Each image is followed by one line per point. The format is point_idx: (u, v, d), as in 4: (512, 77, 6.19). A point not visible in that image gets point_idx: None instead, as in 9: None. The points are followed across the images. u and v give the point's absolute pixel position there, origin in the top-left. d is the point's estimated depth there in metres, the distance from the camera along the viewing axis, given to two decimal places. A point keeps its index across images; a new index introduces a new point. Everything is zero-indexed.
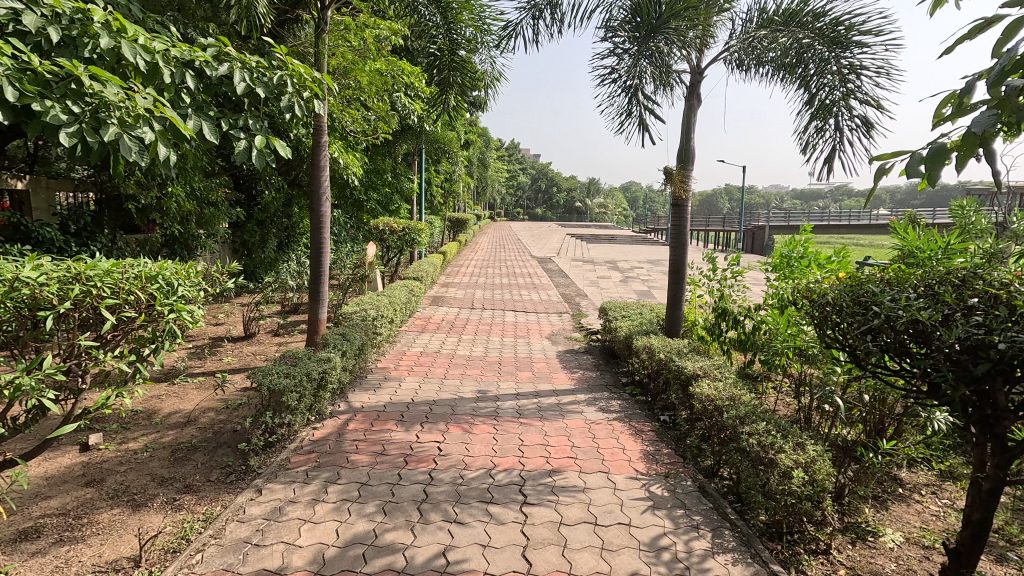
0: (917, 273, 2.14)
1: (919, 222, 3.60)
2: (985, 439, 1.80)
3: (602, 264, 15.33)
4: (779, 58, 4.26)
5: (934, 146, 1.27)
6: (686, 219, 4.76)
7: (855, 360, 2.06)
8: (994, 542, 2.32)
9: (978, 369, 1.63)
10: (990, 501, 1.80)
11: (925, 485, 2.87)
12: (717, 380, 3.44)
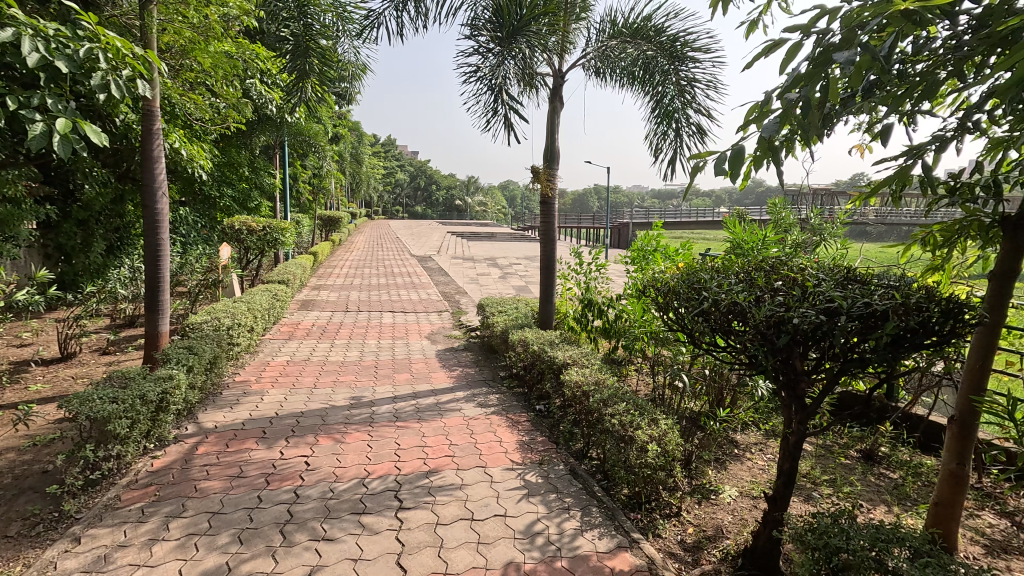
0: (738, 263, 2.46)
1: (745, 217, 4.15)
2: (790, 400, 2.12)
3: (482, 261, 15.53)
4: (629, 68, 4.66)
5: (735, 149, 1.51)
6: (554, 216, 5.00)
7: (692, 340, 2.32)
8: (802, 485, 2.77)
9: (781, 340, 1.91)
10: (795, 452, 2.13)
11: (754, 444, 3.34)
12: (584, 367, 3.65)
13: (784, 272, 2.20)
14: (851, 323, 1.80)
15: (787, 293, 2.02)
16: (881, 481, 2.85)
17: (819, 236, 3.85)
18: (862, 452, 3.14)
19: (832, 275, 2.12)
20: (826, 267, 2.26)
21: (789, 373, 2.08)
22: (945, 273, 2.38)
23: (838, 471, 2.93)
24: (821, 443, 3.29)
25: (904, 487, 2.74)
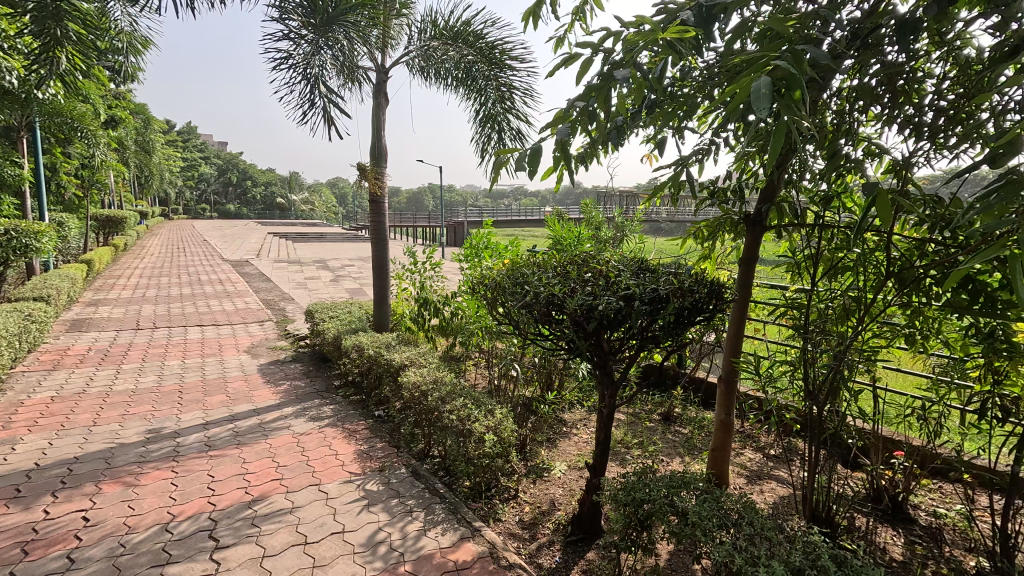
0: (556, 258, 2.69)
1: (563, 216, 4.52)
2: (603, 378, 2.43)
3: (310, 264, 14.39)
4: (452, 70, 4.76)
5: (534, 148, 1.68)
6: (384, 215, 4.87)
7: (518, 331, 2.48)
8: (618, 450, 3.17)
9: (591, 326, 2.16)
10: (607, 423, 2.45)
11: (579, 420, 3.70)
12: (422, 367, 3.64)
13: (593, 265, 2.49)
14: (643, 307, 2.13)
15: (594, 283, 2.29)
16: (676, 437, 3.40)
17: (622, 233, 4.40)
18: (662, 415, 3.70)
19: (629, 266, 2.45)
20: (625, 259, 2.61)
21: (599, 354, 2.37)
22: (712, 261, 2.91)
23: (645, 434, 3.41)
24: (632, 412, 3.79)
25: (692, 439, 3.30)
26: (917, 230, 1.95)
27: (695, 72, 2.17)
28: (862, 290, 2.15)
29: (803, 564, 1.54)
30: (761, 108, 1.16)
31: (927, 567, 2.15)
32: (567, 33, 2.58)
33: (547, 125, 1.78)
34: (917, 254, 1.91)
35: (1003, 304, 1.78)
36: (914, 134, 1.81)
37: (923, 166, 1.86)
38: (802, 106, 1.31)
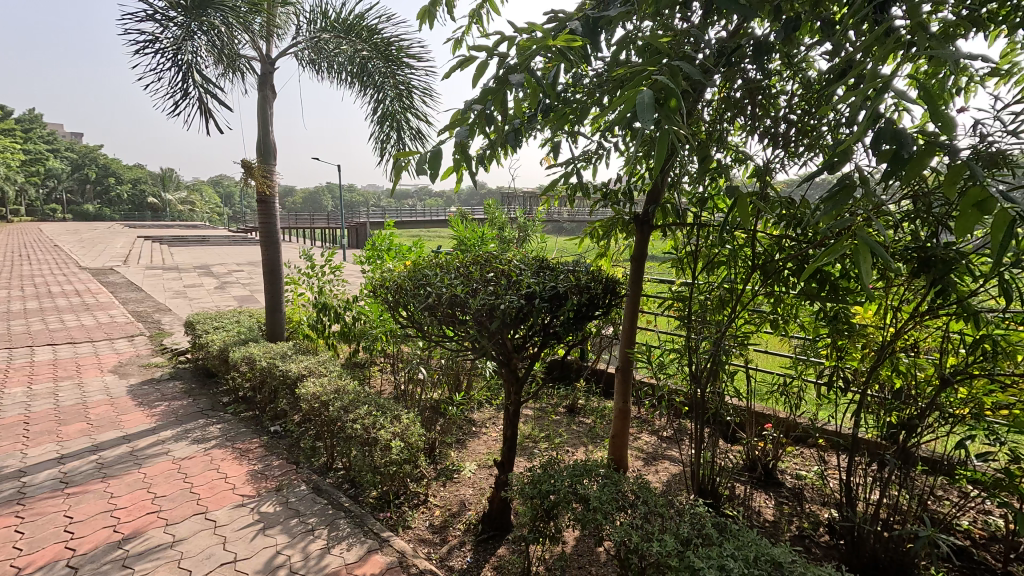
0: (459, 259, 2.69)
1: (467, 216, 4.51)
2: (508, 376, 2.47)
3: (190, 270, 13.02)
4: (346, 65, 4.58)
5: (434, 151, 1.66)
6: (275, 216, 4.55)
7: (421, 333, 2.44)
8: (526, 445, 3.25)
9: (494, 325, 2.19)
10: (514, 420, 2.50)
11: (488, 419, 3.74)
12: (322, 377, 3.45)
13: (495, 264, 2.52)
14: (543, 304, 2.21)
15: (497, 283, 2.31)
16: (580, 427, 3.56)
17: (524, 232, 4.49)
18: (567, 407, 3.86)
19: (530, 265, 2.51)
20: (526, 258, 2.67)
21: (504, 352, 2.41)
22: (608, 258, 3.08)
23: (551, 427, 3.52)
24: (538, 407, 3.89)
25: (595, 428, 3.48)
26: (776, 227, 2.21)
27: (587, 78, 2.28)
28: (734, 282, 2.39)
29: (690, 534, 1.69)
30: (644, 118, 1.24)
31: (792, 523, 2.46)
32: (463, 34, 2.59)
33: (446, 127, 1.79)
34: (777, 249, 2.16)
35: (843, 291, 2.07)
36: (772, 144, 2.05)
37: (779, 172, 2.11)
38: (678, 115, 1.43)
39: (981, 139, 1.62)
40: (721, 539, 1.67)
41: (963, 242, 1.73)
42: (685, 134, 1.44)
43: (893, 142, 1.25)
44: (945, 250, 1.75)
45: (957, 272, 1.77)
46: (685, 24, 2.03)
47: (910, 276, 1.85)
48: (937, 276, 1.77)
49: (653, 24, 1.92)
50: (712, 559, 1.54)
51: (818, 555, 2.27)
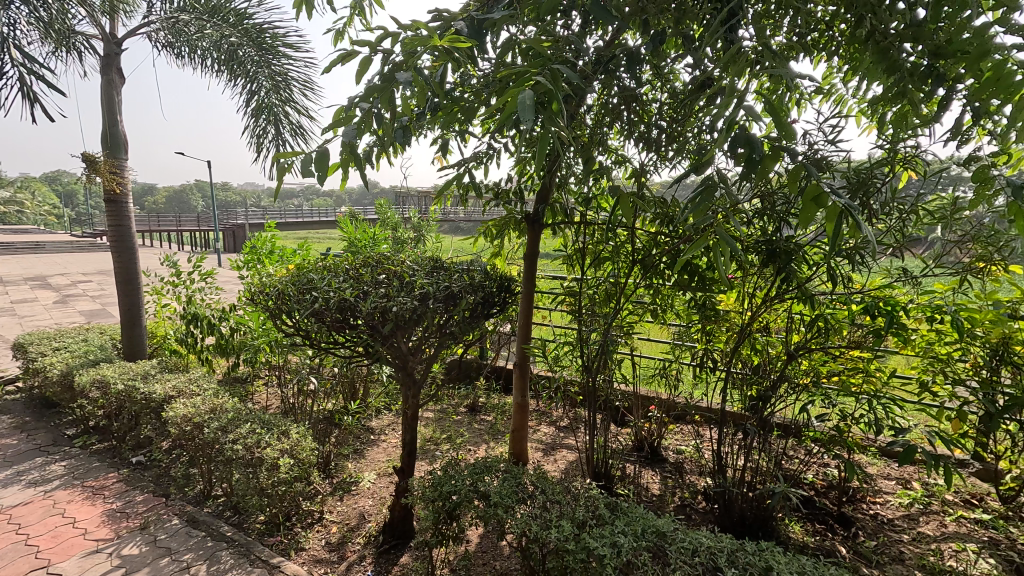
0: (348, 262, 2.57)
1: (357, 216, 4.30)
2: (404, 380, 2.42)
3: (19, 283, 11.00)
4: (211, 51, 4.16)
5: (319, 151, 1.59)
6: (129, 219, 4.00)
7: (308, 341, 2.29)
8: (427, 448, 3.20)
9: (386, 328, 2.12)
10: (412, 423, 2.46)
11: (387, 425, 3.62)
12: (194, 396, 3.09)
13: (387, 266, 2.45)
14: (437, 305, 2.19)
15: (388, 285, 2.25)
16: (481, 425, 3.59)
17: (418, 232, 4.44)
18: (468, 406, 3.86)
19: (423, 265, 2.47)
20: (419, 258, 2.63)
21: (399, 355, 2.35)
22: (502, 256, 3.13)
23: (453, 428, 3.51)
24: (439, 408, 3.86)
25: (496, 424, 3.53)
26: (652, 224, 2.39)
27: (474, 79, 2.29)
28: (618, 277, 2.54)
29: (585, 517, 1.77)
30: (528, 120, 1.26)
31: (675, 495, 2.69)
32: (344, 27, 2.48)
33: (330, 125, 1.71)
34: (654, 245, 2.34)
35: (709, 281, 2.30)
36: (646, 148, 2.22)
37: (653, 173, 2.29)
38: (560, 118, 1.48)
39: (810, 147, 1.90)
40: (613, 518, 1.78)
41: (800, 236, 2.01)
42: (567, 136, 1.50)
43: (746, 146, 1.39)
44: (786, 243, 2.02)
45: (796, 261, 2.04)
46: (565, 31, 2.12)
47: (762, 265, 2.11)
48: (781, 265, 2.04)
49: (536, 29, 1.98)
50: (605, 538, 1.64)
51: (697, 520, 2.51)
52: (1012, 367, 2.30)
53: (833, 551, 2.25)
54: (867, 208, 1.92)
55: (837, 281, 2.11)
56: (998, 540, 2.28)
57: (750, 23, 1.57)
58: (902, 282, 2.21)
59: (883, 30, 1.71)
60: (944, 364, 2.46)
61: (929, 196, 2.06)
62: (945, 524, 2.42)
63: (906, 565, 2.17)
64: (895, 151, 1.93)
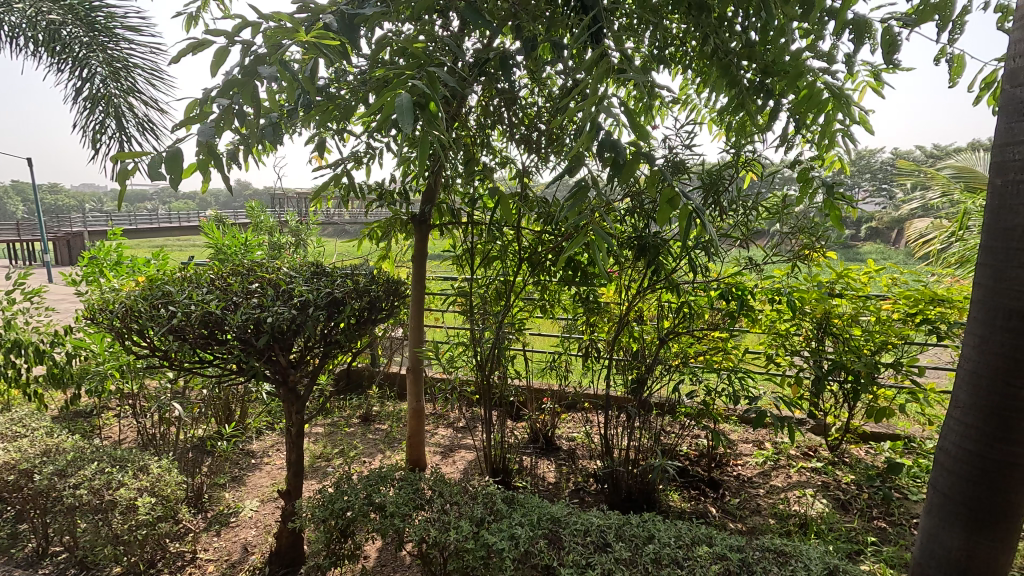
0: (213, 270, 2.33)
1: (224, 221, 3.90)
2: (286, 395, 2.25)
3: None
4: (23, 28, 3.59)
5: (171, 151, 1.43)
6: None
7: (167, 362, 2.03)
8: (317, 466, 3.01)
9: (260, 341, 1.96)
10: (298, 441, 2.30)
11: (270, 447, 3.35)
12: (19, 438, 2.58)
13: (260, 273, 2.26)
14: (319, 312, 2.08)
15: (262, 294, 2.08)
16: (376, 435, 3.45)
17: (296, 236, 4.05)
18: (361, 416, 3.70)
19: (301, 271, 2.32)
20: (297, 263, 2.46)
21: (278, 368, 2.18)
22: (389, 260, 3.04)
23: (344, 441, 3.33)
24: (329, 422, 3.65)
25: (391, 433, 3.43)
26: (536, 223, 2.47)
27: (350, 75, 2.20)
28: (507, 275, 2.58)
29: (483, 514, 1.79)
30: (405, 123, 1.24)
31: (569, 480, 2.83)
32: (198, 10, 2.23)
33: (183, 122, 1.54)
34: (540, 243, 2.42)
35: (591, 275, 2.44)
36: (527, 150, 2.29)
37: (535, 175, 2.37)
38: (440, 120, 1.48)
39: (670, 151, 2.10)
40: (510, 511, 1.82)
41: (665, 232, 2.22)
42: (448, 138, 1.51)
43: (613, 151, 1.51)
44: (655, 238, 2.21)
45: (663, 255, 2.25)
46: (443, 31, 2.11)
47: (635, 259, 2.29)
48: (651, 259, 2.23)
49: (412, 28, 1.95)
50: (503, 532, 1.67)
51: (590, 502, 2.66)
52: (832, 337, 2.74)
53: (705, 513, 2.52)
54: (718, 206, 2.17)
55: (698, 272, 2.36)
56: (828, 483, 2.72)
57: (613, 36, 1.70)
58: (749, 269, 2.53)
59: (723, 48, 1.94)
60: (783, 339, 2.87)
61: (766, 194, 2.38)
62: (790, 475, 2.83)
63: (763, 515, 2.49)
64: (739, 156, 2.20)
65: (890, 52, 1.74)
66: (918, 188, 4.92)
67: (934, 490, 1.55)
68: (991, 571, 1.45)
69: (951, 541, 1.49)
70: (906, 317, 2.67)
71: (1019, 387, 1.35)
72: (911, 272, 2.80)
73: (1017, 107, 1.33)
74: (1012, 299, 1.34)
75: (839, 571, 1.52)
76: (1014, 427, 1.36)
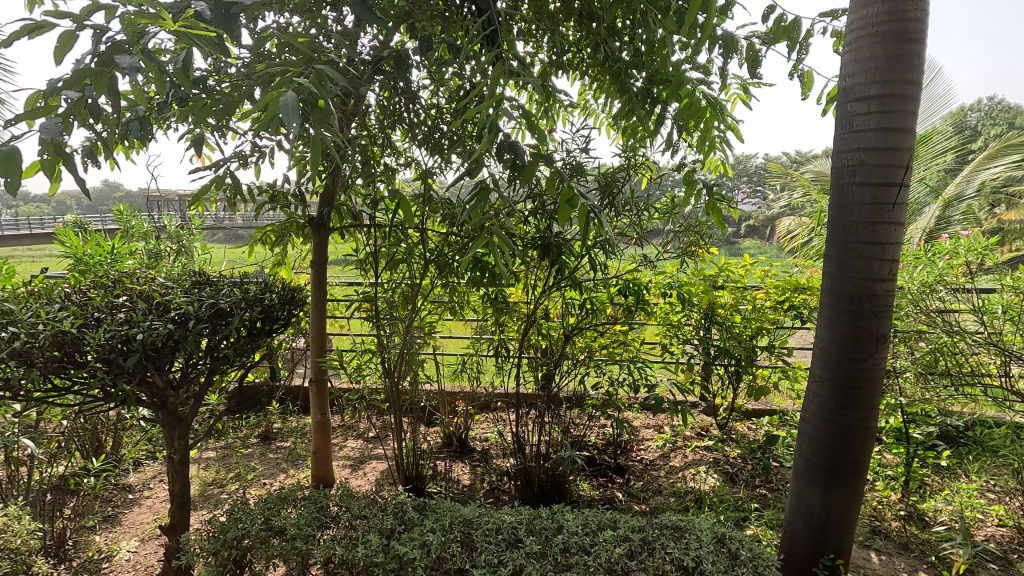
0: (69, 282, 2.04)
1: (86, 226, 3.40)
2: (165, 419, 2.03)
3: None
4: None
5: (4, 150, 1.23)
6: None
7: (10, 393, 1.74)
8: (209, 493, 2.75)
9: (129, 361, 1.76)
10: (182, 469, 2.09)
11: (152, 478, 3.00)
12: None
13: (129, 284, 2.01)
14: (201, 326, 1.91)
15: (131, 308, 1.86)
16: (277, 454, 3.23)
17: (178, 243, 3.51)
18: (260, 435, 3.43)
19: (180, 280, 2.09)
20: (175, 272, 2.22)
21: (154, 391, 1.97)
22: (286, 265, 2.84)
23: (241, 463, 3.08)
24: (222, 444, 3.34)
25: (295, 449, 3.23)
26: (441, 225, 2.42)
27: (232, 68, 2.02)
28: (414, 278, 2.50)
29: (393, 524, 1.74)
30: (291, 123, 1.15)
31: (483, 481, 2.84)
32: None
33: (21, 115, 1.33)
34: (446, 245, 2.38)
35: (499, 276, 2.43)
36: (430, 151, 2.24)
37: (439, 176, 2.33)
38: (332, 119, 1.41)
39: (568, 154, 2.18)
40: (422, 519, 1.78)
41: (567, 232, 2.29)
42: (342, 138, 1.44)
43: (511, 153, 1.52)
44: (557, 238, 2.26)
45: (566, 254, 2.31)
46: (336, 24, 2.00)
47: (539, 258, 2.32)
48: (554, 258, 2.28)
49: (301, 21, 1.83)
50: (413, 541, 1.64)
51: (505, 499, 2.69)
52: (717, 325, 3.01)
53: (612, 498, 2.64)
54: (614, 206, 2.28)
55: (599, 269, 2.46)
56: (718, 459, 2.98)
57: (507, 39, 1.72)
58: (643, 266, 2.69)
59: (613, 57, 2.05)
60: (676, 329, 3.10)
61: (657, 195, 2.53)
62: (686, 455, 3.06)
63: (664, 494, 2.67)
64: (632, 159, 2.33)
65: (753, 66, 1.96)
66: (786, 190, 5.57)
67: (799, 457, 1.76)
68: (843, 519, 1.70)
69: (813, 500, 1.72)
70: (776, 304, 3.00)
71: (860, 360, 1.58)
72: (779, 265, 3.08)
73: (850, 120, 1.55)
74: (853, 285, 1.56)
75: (726, 539, 1.67)
76: (857, 396, 1.59)
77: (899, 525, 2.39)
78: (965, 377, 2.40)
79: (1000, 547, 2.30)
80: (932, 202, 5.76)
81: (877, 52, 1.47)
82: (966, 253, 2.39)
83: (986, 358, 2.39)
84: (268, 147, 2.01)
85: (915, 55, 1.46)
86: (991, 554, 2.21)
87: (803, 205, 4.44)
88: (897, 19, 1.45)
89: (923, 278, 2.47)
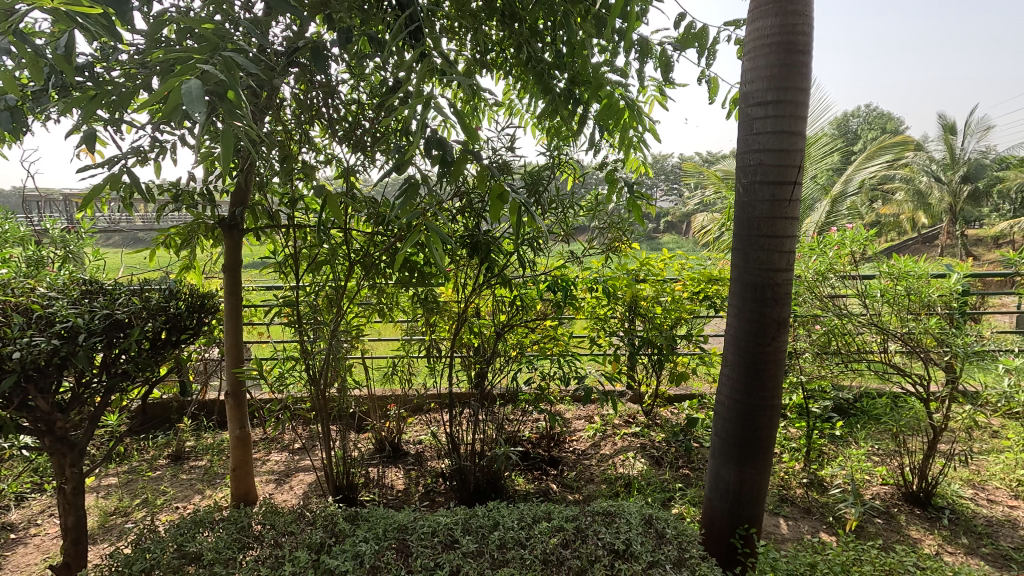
0: None
1: None
2: (53, 446, 1.81)
3: None
4: None
5: None
6: None
7: None
8: (111, 523, 2.50)
9: (4, 384, 1.56)
10: (76, 499, 1.88)
11: (38, 514, 2.67)
12: None
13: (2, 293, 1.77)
14: (94, 340, 1.73)
15: (5, 323, 1.65)
16: (190, 474, 2.98)
17: (65, 248, 3.08)
18: (170, 455, 3.15)
19: (66, 290, 1.86)
20: (59, 280, 1.97)
21: (39, 416, 1.76)
22: (196, 269, 2.60)
23: (147, 488, 2.81)
24: (125, 469, 3.04)
25: (212, 468, 3.01)
26: (366, 225, 2.34)
27: (124, 54, 1.81)
28: (338, 280, 2.40)
29: (323, 538, 1.67)
30: (196, 112, 1.06)
31: (418, 484, 2.81)
32: None
33: None
34: (371, 244, 2.29)
35: (428, 275, 2.37)
36: (352, 148, 2.13)
37: (362, 173, 2.23)
38: (245, 111, 1.31)
39: (494, 152, 2.19)
40: (353, 529, 1.73)
41: (495, 229, 2.29)
42: (256, 132, 1.33)
43: (440, 149, 1.50)
44: (486, 236, 2.25)
45: (495, 252, 2.31)
46: (245, 12, 1.86)
47: (468, 257, 2.29)
48: (484, 256, 2.27)
49: (206, 7, 1.68)
50: (346, 553, 1.58)
51: (440, 501, 2.68)
52: (641, 316, 3.16)
53: (547, 490, 2.71)
54: (540, 204, 2.31)
55: (528, 266, 2.49)
56: (645, 443, 3.13)
57: (431, 35, 1.70)
58: (571, 262, 2.76)
59: (536, 57, 2.08)
60: (603, 322, 3.23)
61: (583, 193, 2.61)
62: (615, 442, 3.19)
63: (595, 482, 2.77)
64: (556, 158, 2.38)
65: (666, 70, 2.08)
66: (699, 188, 5.97)
67: (716, 437, 1.89)
68: (754, 492, 1.85)
69: (728, 476, 1.85)
70: (692, 295, 3.18)
71: (765, 344, 1.72)
72: (693, 258, 3.26)
73: (750, 123, 1.68)
74: (756, 275, 1.70)
75: (653, 519, 1.76)
76: (762, 376, 1.74)
77: (803, 491, 2.66)
78: (853, 354, 2.66)
79: (884, 502, 2.61)
80: (822, 198, 6.39)
81: (772, 62, 1.60)
82: (851, 244, 2.70)
83: (869, 337, 2.64)
84: (171, 141, 1.83)
85: (803, 66, 1.61)
86: (877, 510, 2.50)
87: (713, 202, 4.74)
88: (788, 32, 1.59)
89: (816, 267, 2.74)
